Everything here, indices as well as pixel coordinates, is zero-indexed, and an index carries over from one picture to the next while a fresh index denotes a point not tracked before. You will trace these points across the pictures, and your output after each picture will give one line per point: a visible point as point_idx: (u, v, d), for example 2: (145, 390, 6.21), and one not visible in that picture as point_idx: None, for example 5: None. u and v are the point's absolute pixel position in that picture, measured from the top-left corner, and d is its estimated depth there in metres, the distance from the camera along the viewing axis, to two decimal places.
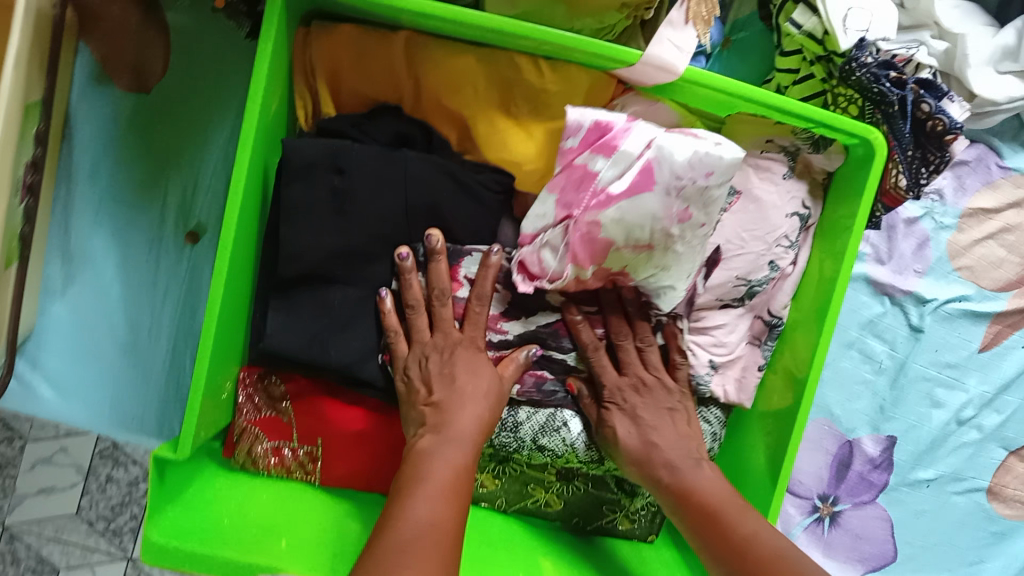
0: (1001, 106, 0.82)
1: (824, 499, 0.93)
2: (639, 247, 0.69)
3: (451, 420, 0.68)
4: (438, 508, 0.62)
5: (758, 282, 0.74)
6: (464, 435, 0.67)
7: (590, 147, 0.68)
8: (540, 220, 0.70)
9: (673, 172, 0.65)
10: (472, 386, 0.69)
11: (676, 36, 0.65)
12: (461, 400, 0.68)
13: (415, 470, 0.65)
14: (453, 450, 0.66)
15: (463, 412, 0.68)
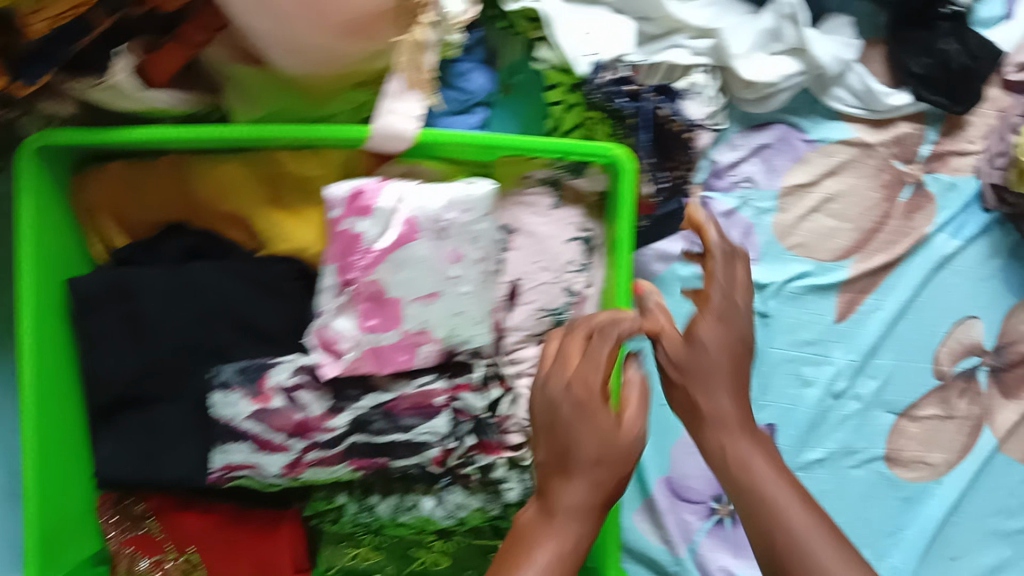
0: (779, 85, 0.83)
1: (718, 499, 0.94)
2: (424, 296, 0.73)
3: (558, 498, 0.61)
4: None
5: (559, 310, 0.77)
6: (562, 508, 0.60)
7: (353, 211, 0.71)
8: (325, 304, 0.74)
9: (433, 219, 0.71)
10: (586, 416, 0.62)
11: (399, 102, 0.68)
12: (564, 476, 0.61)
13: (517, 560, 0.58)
14: (555, 538, 0.59)
15: (590, 448, 0.61)
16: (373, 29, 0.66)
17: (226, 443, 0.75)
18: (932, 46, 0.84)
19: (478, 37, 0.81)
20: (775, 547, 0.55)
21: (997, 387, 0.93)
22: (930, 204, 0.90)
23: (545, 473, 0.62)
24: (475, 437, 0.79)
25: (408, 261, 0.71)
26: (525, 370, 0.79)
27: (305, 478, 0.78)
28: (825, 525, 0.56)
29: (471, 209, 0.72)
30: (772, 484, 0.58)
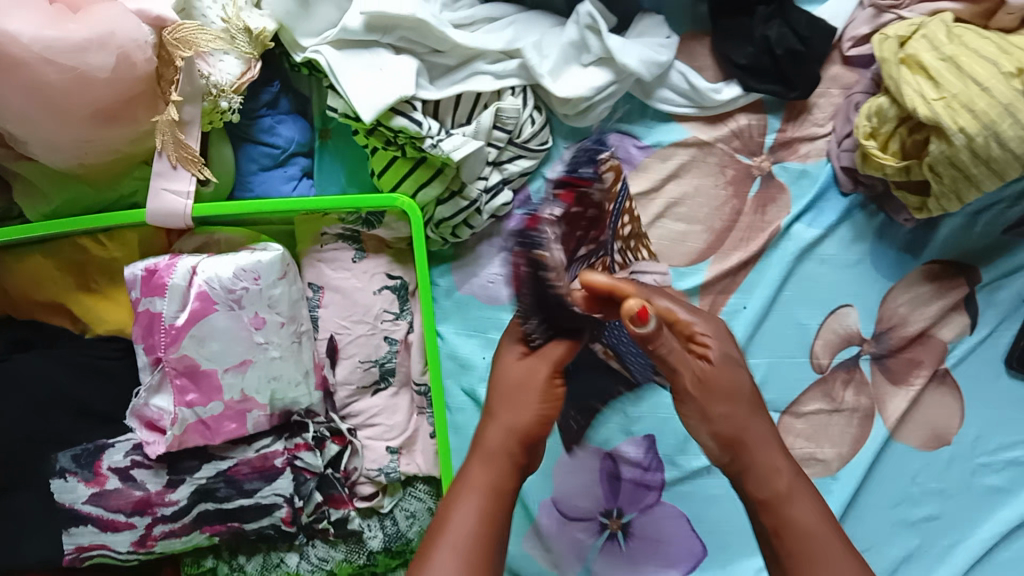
0: (594, 98, 0.80)
1: (609, 514, 0.92)
2: (234, 365, 0.73)
3: (484, 437, 0.66)
4: (465, 559, 0.57)
5: (384, 357, 0.76)
6: (490, 449, 0.65)
7: (148, 292, 0.71)
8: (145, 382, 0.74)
9: (224, 288, 0.70)
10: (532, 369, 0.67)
11: (177, 177, 0.70)
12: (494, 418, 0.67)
13: (477, 481, 0.63)
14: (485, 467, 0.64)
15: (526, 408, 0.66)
16: (129, 113, 0.67)
17: (70, 528, 0.75)
18: (752, 33, 0.81)
19: (278, 90, 0.80)
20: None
21: (883, 375, 0.89)
22: (782, 194, 0.86)
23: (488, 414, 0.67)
24: (323, 493, 0.78)
25: (211, 331, 0.71)
26: (365, 421, 0.79)
27: (158, 551, 0.78)
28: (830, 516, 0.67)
29: (262, 275, 0.71)
30: (810, 521, 0.65)
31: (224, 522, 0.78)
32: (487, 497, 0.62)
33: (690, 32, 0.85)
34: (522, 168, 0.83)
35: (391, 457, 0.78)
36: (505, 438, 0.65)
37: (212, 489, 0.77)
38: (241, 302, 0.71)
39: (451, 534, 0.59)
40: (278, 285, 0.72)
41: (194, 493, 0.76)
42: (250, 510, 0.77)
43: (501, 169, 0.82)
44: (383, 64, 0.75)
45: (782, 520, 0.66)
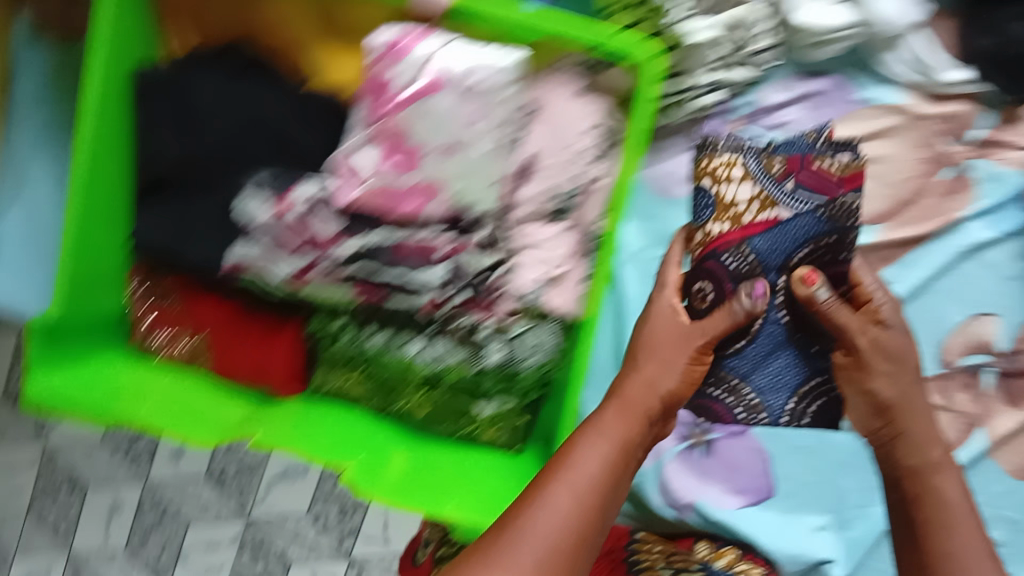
0: (833, 35, 0.83)
1: (696, 427, 0.98)
2: (441, 148, 0.78)
3: (625, 390, 0.77)
4: (575, 496, 0.65)
5: (571, 195, 0.81)
6: (630, 402, 0.75)
7: (390, 56, 0.77)
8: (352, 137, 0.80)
9: (461, 78, 0.75)
10: (735, 321, 0.76)
11: None
12: (638, 368, 0.78)
13: (606, 427, 0.72)
14: (616, 416, 0.73)
15: (673, 370, 0.77)
16: None
17: (241, 239, 0.82)
18: (1003, 28, 0.81)
19: None
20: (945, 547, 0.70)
21: (999, 392, 0.91)
22: (968, 189, 0.89)
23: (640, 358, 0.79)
24: (466, 297, 0.83)
25: (432, 109, 0.77)
26: (530, 245, 0.84)
27: (306, 292, 0.84)
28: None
29: (499, 74, 0.76)
30: (951, 493, 0.74)
31: (371, 290, 0.84)
32: (616, 450, 0.71)
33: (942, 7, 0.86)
34: (742, 78, 0.86)
35: (538, 285, 0.85)
36: (643, 402, 0.75)
37: (372, 257, 0.81)
38: (471, 92, 0.76)
39: (573, 472, 0.67)
40: (510, 88, 0.77)
41: (356, 253, 0.81)
42: (398, 287, 0.83)
43: (723, 72, 0.84)
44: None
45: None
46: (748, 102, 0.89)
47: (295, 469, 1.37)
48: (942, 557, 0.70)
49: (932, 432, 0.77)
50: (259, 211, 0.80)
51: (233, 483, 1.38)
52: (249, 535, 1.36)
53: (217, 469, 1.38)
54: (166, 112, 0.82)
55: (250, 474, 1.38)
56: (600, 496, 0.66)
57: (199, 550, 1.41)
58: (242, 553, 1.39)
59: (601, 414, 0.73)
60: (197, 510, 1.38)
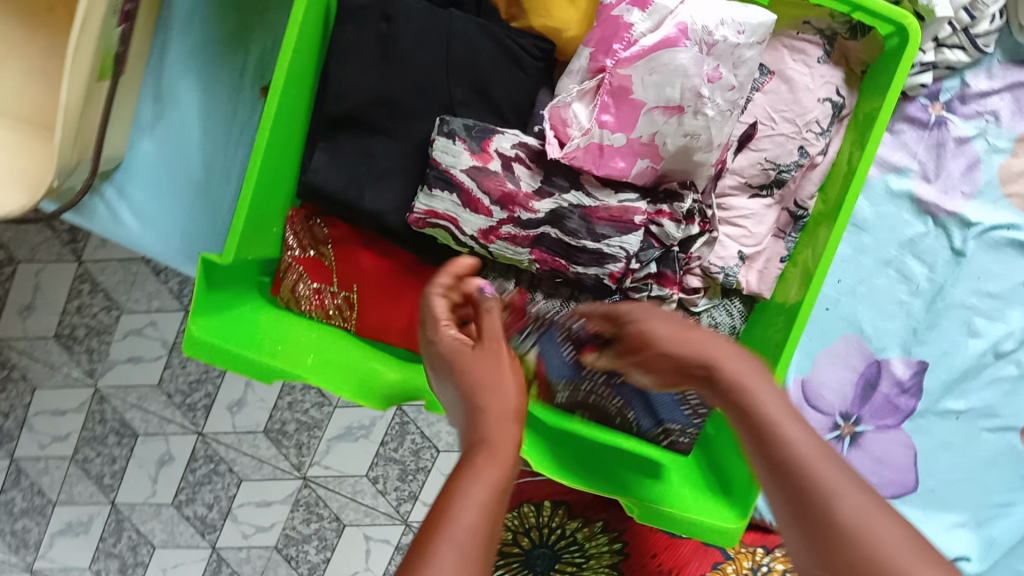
0: None
1: (846, 418, 0.92)
2: (670, 107, 0.72)
3: (484, 394, 0.60)
4: (469, 553, 0.46)
5: (785, 167, 0.76)
6: (507, 410, 0.59)
7: (628, 1, 0.72)
8: (568, 89, 0.75)
9: (706, 32, 0.70)
10: (497, 374, 0.61)
11: None
12: (485, 387, 0.60)
13: (493, 461, 0.53)
14: (493, 461, 0.53)
15: (504, 393, 0.60)
16: None
17: (434, 189, 0.75)
18: None
19: None
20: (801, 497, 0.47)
21: None
22: None
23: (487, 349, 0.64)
24: (657, 268, 0.79)
25: (667, 63, 0.71)
26: (730, 219, 0.79)
27: (490, 252, 0.79)
28: (824, 446, 0.50)
29: (746, 31, 0.71)
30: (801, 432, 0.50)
31: (556, 255, 0.78)
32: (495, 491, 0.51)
33: None
34: (955, 58, 0.83)
35: (738, 262, 0.79)
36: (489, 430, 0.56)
37: (568, 217, 0.77)
38: (710, 51, 0.71)
39: (467, 495, 0.49)
40: (755, 49, 0.72)
41: (550, 214, 0.77)
42: (588, 255, 0.77)
43: (938, 51, 0.82)
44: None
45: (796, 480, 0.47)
46: (954, 86, 0.86)
47: (361, 426, 1.26)
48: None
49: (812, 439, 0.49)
50: (457, 157, 0.74)
51: (293, 438, 1.27)
52: (311, 493, 1.26)
53: (278, 423, 1.27)
54: (361, 43, 0.76)
55: (311, 430, 1.27)
56: (490, 526, 0.48)
57: (250, 509, 1.28)
58: (298, 511, 1.27)
59: (470, 457, 0.53)
60: (254, 466, 1.27)
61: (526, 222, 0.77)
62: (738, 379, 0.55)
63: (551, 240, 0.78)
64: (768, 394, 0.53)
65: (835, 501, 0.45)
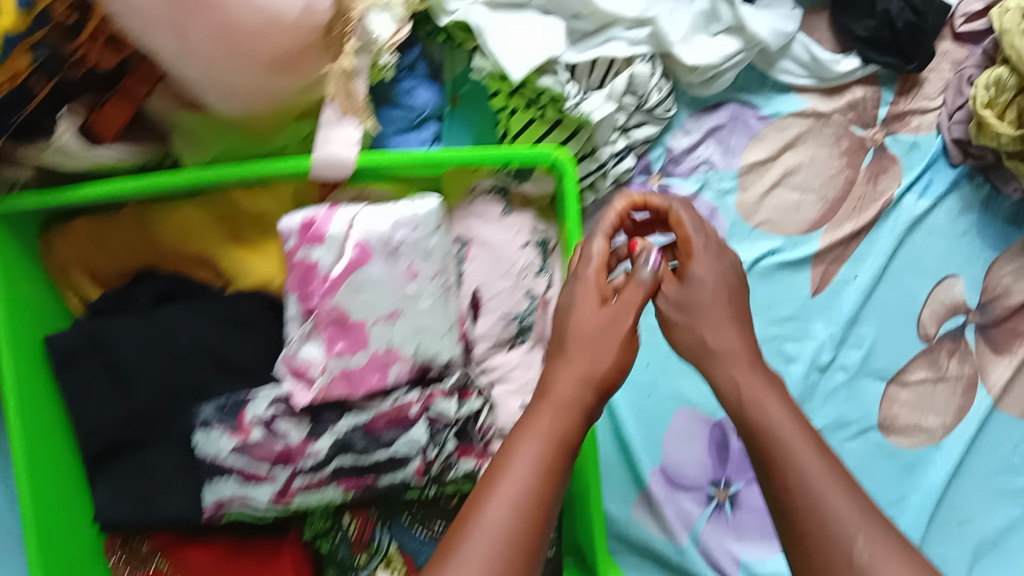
0: (723, 66, 0.83)
1: (716, 484, 0.93)
2: (385, 317, 0.74)
3: (554, 385, 0.62)
4: (504, 549, 0.52)
5: (524, 316, 0.78)
6: (562, 400, 0.61)
7: (306, 241, 0.72)
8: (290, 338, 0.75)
9: (384, 241, 0.72)
10: (578, 327, 0.64)
11: (338, 129, 0.70)
12: (547, 390, 0.62)
13: (541, 430, 0.59)
14: (531, 448, 0.57)
15: (597, 355, 0.63)
16: (302, 63, 0.68)
17: (212, 479, 0.75)
18: (874, 7, 0.84)
19: (417, 54, 0.83)
20: (776, 477, 0.55)
21: (986, 344, 0.92)
22: (894, 166, 0.89)
23: (691, 310, 0.65)
24: (456, 441, 0.78)
25: (366, 280, 0.73)
26: (500, 379, 0.80)
27: (294, 506, 0.78)
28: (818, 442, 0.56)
29: (418, 226, 0.73)
30: (780, 429, 0.57)
31: (359, 475, 0.77)
32: (536, 469, 0.56)
33: (811, 5, 0.87)
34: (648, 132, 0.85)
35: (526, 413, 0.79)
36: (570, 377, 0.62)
37: (349, 437, 0.77)
38: (397, 253, 0.73)
39: (510, 474, 0.56)
40: (434, 236, 0.73)
41: (333, 445, 0.76)
42: (385, 463, 0.77)
43: (628, 135, 0.84)
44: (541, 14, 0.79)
45: (800, 517, 0.52)
46: (660, 154, 0.88)
47: None
48: (821, 531, 0.51)
49: (786, 421, 0.57)
50: (217, 444, 0.75)
51: None
52: None
53: None
54: (92, 373, 0.76)
55: None
56: (522, 518, 0.53)
57: None
58: None
59: (530, 414, 0.60)
60: None
61: (313, 466, 0.76)
62: (750, 398, 0.60)
63: (349, 466, 0.77)
64: (838, 497, 0.52)
65: (831, 526, 0.51)
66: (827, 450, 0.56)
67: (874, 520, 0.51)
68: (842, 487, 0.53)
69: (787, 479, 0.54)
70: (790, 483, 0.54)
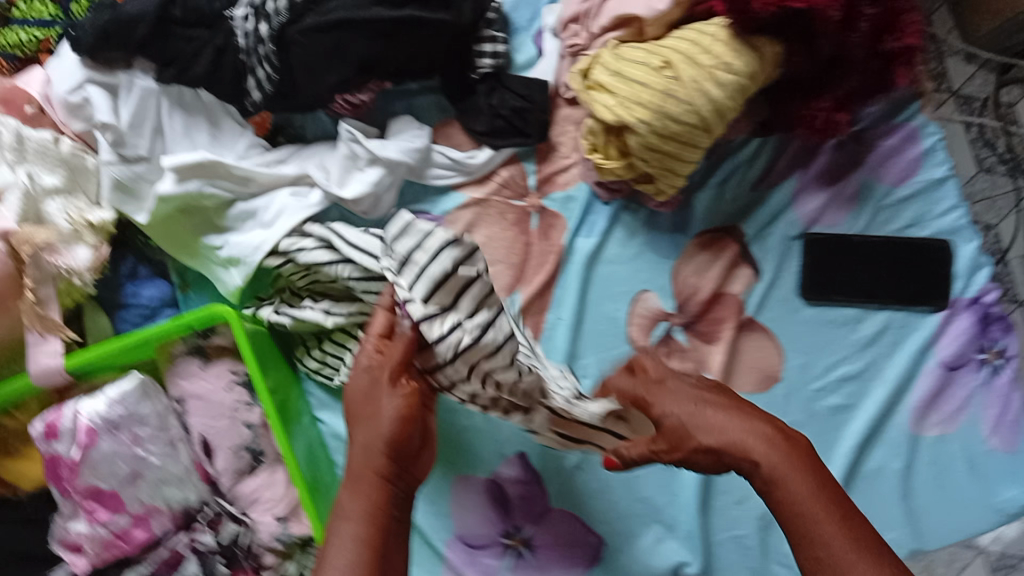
0: (376, 191, 0.97)
1: (509, 534, 1.00)
2: (128, 479, 0.84)
3: (352, 464, 0.73)
4: None
5: (251, 443, 0.89)
6: (354, 469, 0.73)
7: (45, 438, 0.83)
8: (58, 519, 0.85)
9: (107, 420, 0.83)
10: (377, 409, 0.74)
11: (47, 348, 0.86)
12: (350, 468, 0.73)
13: (364, 487, 0.72)
14: (351, 530, 0.69)
15: (380, 421, 0.73)
16: (1, 309, 0.85)
17: None
18: (481, 105, 1.00)
19: (134, 262, 0.98)
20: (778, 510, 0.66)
21: (697, 338, 1.01)
22: (557, 220, 1.03)
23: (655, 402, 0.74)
24: (229, 566, 0.87)
25: (100, 458, 0.83)
26: (253, 502, 0.89)
27: None
28: (781, 443, 0.68)
29: (129, 399, 0.84)
30: (759, 453, 0.67)
31: None
32: (361, 543, 0.68)
33: (443, 119, 1.04)
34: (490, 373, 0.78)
35: (280, 524, 0.88)
36: (371, 457, 0.73)
37: None
38: (118, 425, 0.84)
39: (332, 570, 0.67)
40: (145, 403, 0.85)
41: None
42: None
43: None
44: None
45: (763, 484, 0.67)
46: None
47: None
48: (796, 517, 0.65)
49: (735, 427, 0.69)
50: None
51: None
52: None
53: None
54: None
55: None
56: (373, 557, 0.67)
57: None
58: None
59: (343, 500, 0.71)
60: None
61: None
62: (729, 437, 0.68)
63: None
64: (794, 481, 0.65)
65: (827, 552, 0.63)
66: (779, 438, 0.68)
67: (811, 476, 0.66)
68: (811, 485, 0.65)
69: (786, 496, 0.65)
70: (780, 505, 0.66)
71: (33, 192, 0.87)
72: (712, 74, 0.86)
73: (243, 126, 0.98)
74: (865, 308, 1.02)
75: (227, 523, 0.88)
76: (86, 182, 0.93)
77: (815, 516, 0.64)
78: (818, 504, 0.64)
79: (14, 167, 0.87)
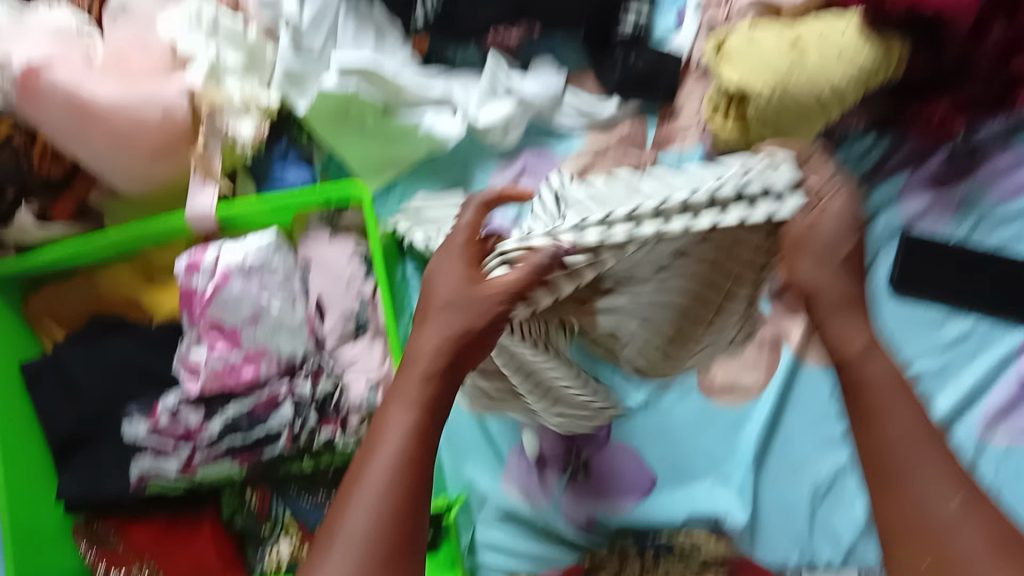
0: (509, 121, 1.08)
1: (572, 456, 1.03)
2: (250, 318, 0.95)
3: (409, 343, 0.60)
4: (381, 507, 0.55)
5: (359, 310, 1.03)
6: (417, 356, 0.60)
7: (188, 270, 0.95)
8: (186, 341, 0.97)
9: (242, 265, 0.95)
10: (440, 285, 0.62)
11: (203, 193, 0.99)
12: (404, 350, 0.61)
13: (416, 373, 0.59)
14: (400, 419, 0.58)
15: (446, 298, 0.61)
16: (173, 153, 1.00)
17: (136, 455, 0.96)
18: (617, 60, 1.09)
19: (287, 145, 1.10)
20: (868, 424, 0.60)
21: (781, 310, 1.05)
22: None
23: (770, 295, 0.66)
24: (317, 414, 0.97)
25: (229, 296, 0.94)
26: (351, 366, 1.01)
27: (200, 477, 0.98)
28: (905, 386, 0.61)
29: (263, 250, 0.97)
30: (882, 377, 0.61)
31: (242, 453, 0.97)
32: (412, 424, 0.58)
33: (579, 68, 1.13)
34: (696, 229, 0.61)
35: (370, 390, 0.98)
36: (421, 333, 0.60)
37: (233, 416, 0.96)
38: (249, 270, 0.95)
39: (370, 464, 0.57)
40: (278, 255, 0.98)
41: (223, 426, 0.96)
42: (264, 437, 0.96)
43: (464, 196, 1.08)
44: (384, 151, 1.08)
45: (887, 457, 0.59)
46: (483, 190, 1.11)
47: None
48: (890, 449, 0.59)
49: (882, 362, 0.61)
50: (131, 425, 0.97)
51: None
52: None
53: None
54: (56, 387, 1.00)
55: None
56: (421, 447, 0.57)
57: None
58: None
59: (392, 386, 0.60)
60: None
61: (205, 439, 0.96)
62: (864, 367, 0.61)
63: (245, 437, 0.96)
64: (903, 412, 0.59)
65: (917, 477, 0.58)
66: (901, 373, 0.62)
67: (957, 474, 0.58)
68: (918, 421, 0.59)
69: (879, 414, 0.60)
70: (876, 416, 0.60)
71: (217, 63, 1.00)
72: (835, 55, 0.92)
73: (403, 43, 1.10)
74: (950, 310, 1.05)
75: (323, 379, 0.98)
76: (262, 68, 1.06)
77: (915, 439, 0.59)
78: (917, 435, 0.59)
79: (208, 39, 1.00)
